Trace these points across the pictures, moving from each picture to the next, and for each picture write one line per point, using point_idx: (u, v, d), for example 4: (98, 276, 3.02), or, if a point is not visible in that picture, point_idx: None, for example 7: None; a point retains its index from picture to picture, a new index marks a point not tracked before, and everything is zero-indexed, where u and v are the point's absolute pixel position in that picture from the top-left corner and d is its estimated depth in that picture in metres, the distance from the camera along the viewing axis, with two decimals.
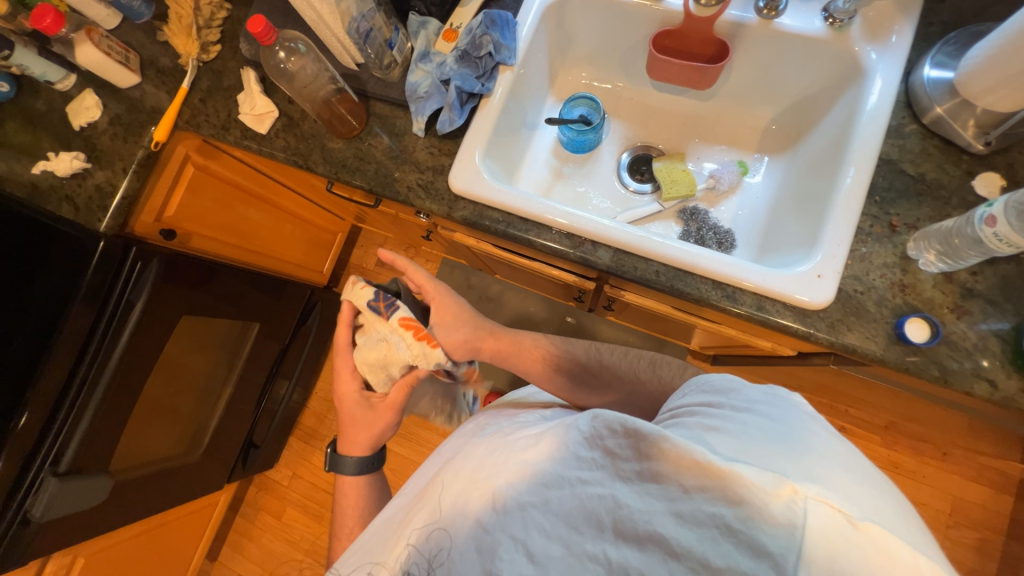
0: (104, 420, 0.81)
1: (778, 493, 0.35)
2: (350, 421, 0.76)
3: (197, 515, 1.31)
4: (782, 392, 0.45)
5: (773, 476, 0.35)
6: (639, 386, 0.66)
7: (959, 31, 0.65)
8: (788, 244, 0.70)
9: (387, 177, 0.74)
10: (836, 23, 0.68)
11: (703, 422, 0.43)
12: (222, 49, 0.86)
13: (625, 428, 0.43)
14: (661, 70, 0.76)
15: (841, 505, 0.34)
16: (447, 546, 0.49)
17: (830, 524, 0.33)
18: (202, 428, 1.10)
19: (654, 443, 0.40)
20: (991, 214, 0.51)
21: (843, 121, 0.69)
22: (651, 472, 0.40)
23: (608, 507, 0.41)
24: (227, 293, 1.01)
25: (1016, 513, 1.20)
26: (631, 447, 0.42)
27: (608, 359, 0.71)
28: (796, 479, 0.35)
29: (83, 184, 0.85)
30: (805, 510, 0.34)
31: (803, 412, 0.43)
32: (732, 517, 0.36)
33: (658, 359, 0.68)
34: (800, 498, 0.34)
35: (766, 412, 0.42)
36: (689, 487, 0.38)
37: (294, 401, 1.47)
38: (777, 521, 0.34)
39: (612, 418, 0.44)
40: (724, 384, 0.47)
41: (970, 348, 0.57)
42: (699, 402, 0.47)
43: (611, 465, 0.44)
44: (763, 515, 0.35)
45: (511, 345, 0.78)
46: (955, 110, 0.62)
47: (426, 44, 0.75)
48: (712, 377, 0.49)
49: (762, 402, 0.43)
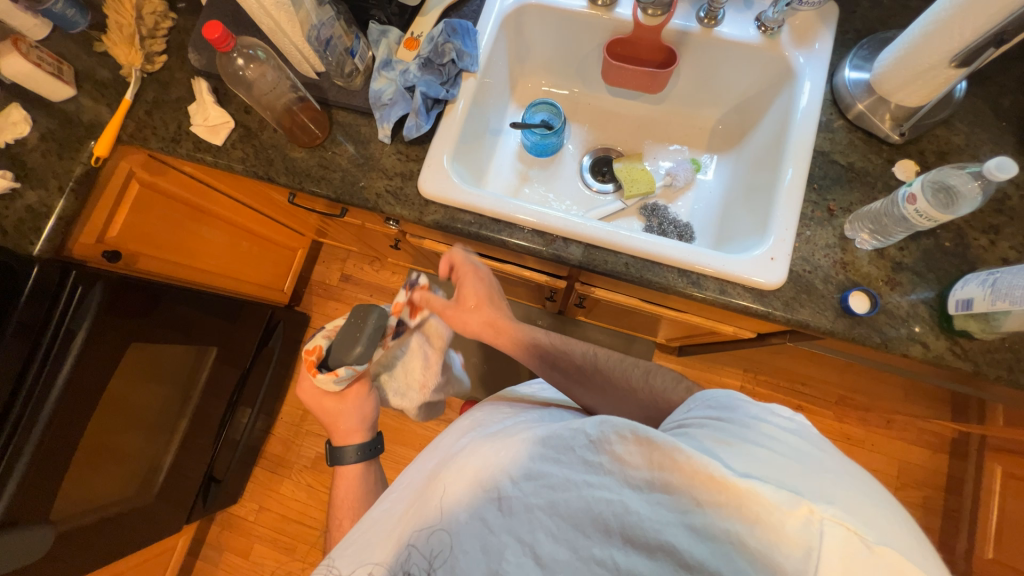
0: (44, 462, 0.73)
1: (796, 513, 0.37)
2: (336, 419, 0.79)
3: (149, 563, 1.19)
4: (788, 414, 0.49)
5: (790, 496, 0.38)
6: (632, 393, 0.68)
7: (871, 38, 0.74)
8: (741, 233, 0.76)
9: (354, 184, 0.73)
10: (768, 31, 0.75)
11: (714, 435, 0.46)
12: (169, 60, 0.83)
13: (636, 436, 0.45)
14: (615, 76, 0.81)
15: (857, 528, 0.37)
16: (448, 544, 0.50)
17: (846, 547, 0.36)
18: (155, 466, 1.01)
19: (668, 454, 0.42)
20: (911, 192, 0.57)
21: (781, 120, 0.76)
22: (662, 482, 0.43)
23: (617, 513, 0.43)
24: (177, 320, 0.94)
25: (951, 469, 1.33)
26: (641, 455, 0.44)
27: (603, 362, 0.72)
28: (812, 500, 0.38)
29: (11, 205, 0.77)
30: (822, 531, 0.36)
31: (811, 434, 0.46)
32: (747, 534, 0.38)
33: (653, 370, 0.70)
34: (817, 518, 0.37)
35: (778, 434, 0.45)
36: (702, 500, 0.40)
37: (257, 429, 1.39)
38: (793, 540, 0.37)
39: (622, 426, 0.46)
40: (728, 401, 0.50)
41: (904, 315, 0.63)
42: (708, 415, 0.50)
43: (619, 471, 0.46)
44: (779, 535, 0.37)
45: (507, 343, 0.77)
46: (874, 106, 0.70)
47: (387, 52, 0.75)
48: (716, 394, 0.53)
49: (773, 423, 0.47)
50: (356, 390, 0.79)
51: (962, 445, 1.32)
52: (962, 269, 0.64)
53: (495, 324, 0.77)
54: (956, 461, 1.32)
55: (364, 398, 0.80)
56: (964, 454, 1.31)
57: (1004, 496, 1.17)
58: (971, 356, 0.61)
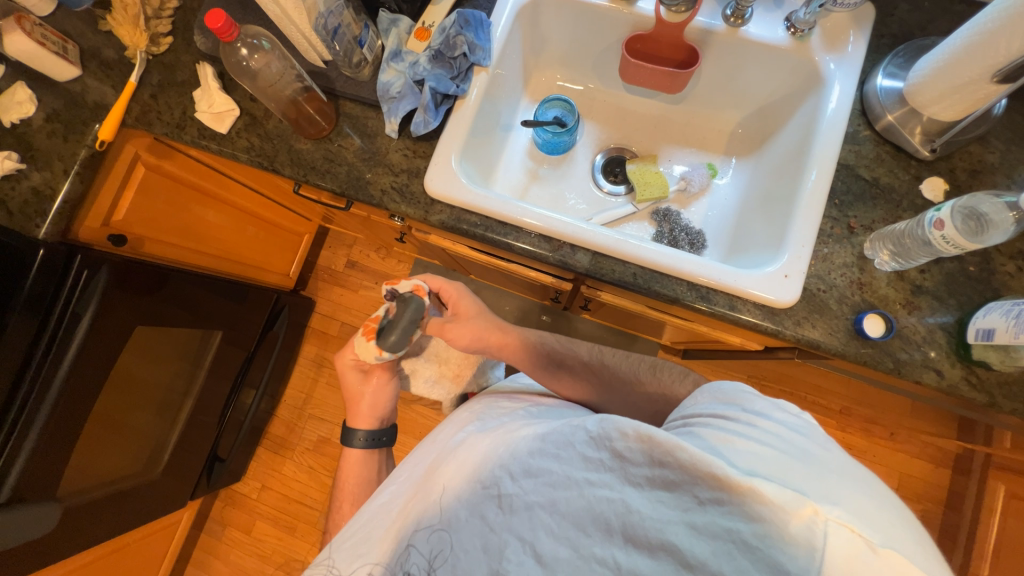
0: (51, 441, 0.74)
1: (799, 514, 0.36)
2: (355, 397, 0.81)
3: (156, 536, 1.23)
4: (793, 410, 0.47)
5: (795, 496, 0.37)
6: (638, 388, 0.68)
7: (907, 44, 0.70)
8: (755, 244, 0.73)
9: (359, 179, 0.72)
10: (798, 33, 0.71)
11: (717, 434, 0.45)
12: (174, 42, 0.81)
13: (638, 434, 0.44)
14: (633, 74, 0.77)
15: (861, 529, 0.35)
16: (447, 547, 0.50)
17: (850, 549, 0.34)
18: (160, 444, 1.03)
19: (670, 451, 0.42)
20: (939, 218, 0.55)
21: (805, 128, 0.73)
22: (662, 479, 0.42)
23: (619, 512, 0.43)
24: (186, 300, 0.94)
25: (953, 484, 1.31)
26: (642, 452, 0.44)
27: (610, 360, 0.73)
28: (816, 500, 0.36)
29: (16, 186, 0.77)
30: (825, 532, 0.35)
31: (815, 429, 0.45)
32: (749, 534, 0.37)
33: (658, 364, 0.69)
34: (821, 519, 0.36)
35: (781, 430, 0.44)
36: (704, 498, 0.40)
37: (261, 410, 1.41)
38: (796, 540, 0.36)
39: (624, 423, 0.46)
40: (736, 397, 0.49)
41: (920, 340, 0.61)
42: (713, 412, 0.48)
43: (620, 469, 0.45)
44: (783, 535, 0.36)
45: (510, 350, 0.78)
46: (904, 118, 0.67)
47: (397, 42, 0.73)
48: (726, 385, 0.52)
49: (777, 418, 0.45)
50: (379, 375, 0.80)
51: (966, 461, 1.30)
52: (985, 296, 0.62)
53: (500, 327, 0.79)
54: (958, 476, 1.30)
55: (385, 385, 0.81)
56: (967, 470, 1.30)
57: (1005, 516, 1.15)
58: (987, 388, 0.59)
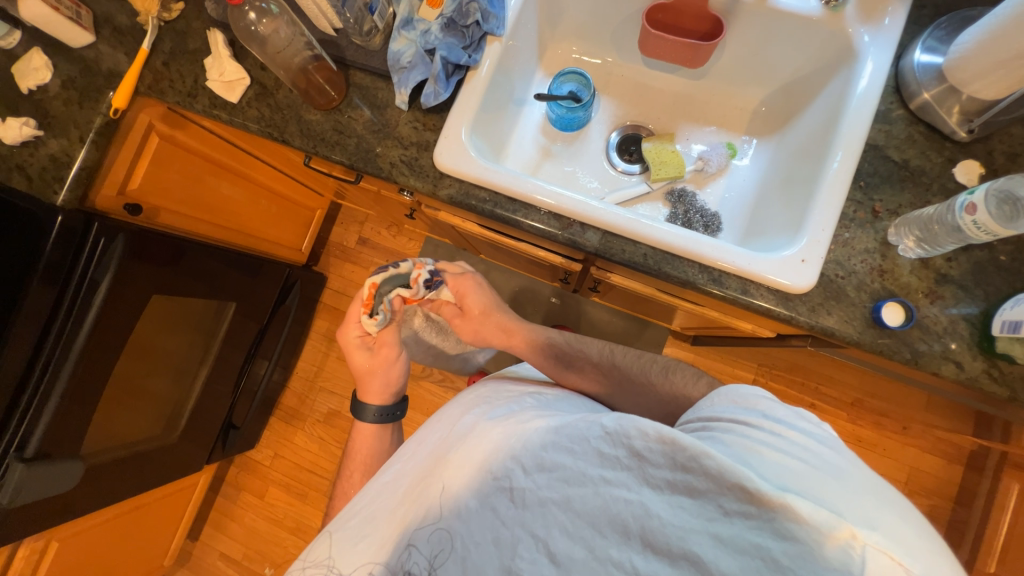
0: (73, 403, 0.76)
1: (836, 536, 0.35)
2: (363, 376, 0.81)
3: (174, 497, 1.28)
4: (814, 418, 0.46)
5: (832, 517, 0.36)
6: (649, 389, 0.67)
7: (950, 16, 0.66)
8: (773, 228, 0.71)
9: (369, 152, 0.71)
10: (833, 2, 0.67)
11: (741, 441, 0.44)
12: (185, 7, 0.80)
13: (660, 435, 0.44)
14: (653, 47, 0.74)
15: (902, 557, 0.34)
16: (459, 546, 0.50)
17: None
18: (178, 409, 1.07)
19: (694, 457, 0.41)
20: (971, 201, 0.52)
21: (832, 107, 0.69)
22: (685, 485, 0.42)
23: (637, 515, 0.43)
24: (202, 273, 0.95)
25: (964, 481, 1.29)
26: (663, 454, 0.43)
27: (621, 360, 0.72)
28: (855, 523, 0.36)
29: (36, 153, 0.78)
30: (863, 557, 0.34)
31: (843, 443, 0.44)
32: (780, 552, 0.37)
33: (671, 366, 0.68)
34: (858, 544, 0.35)
35: (807, 441, 0.43)
36: (730, 509, 0.39)
37: (274, 381, 1.44)
38: (831, 563, 0.35)
39: (645, 422, 0.45)
40: (757, 402, 0.48)
41: (941, 331, 0.59)
42: (735, 417, 0.47)
43: (639, 468, 0.45)
44: (817, 557, 0.35)
45: (521, 345, 0.81)
46: (942, 96, 0.63)
47: (409, 9, 0.69)
48: (744, 388, 0.51)
49: (802, 429, 0.44)
50: (386, 352, 0.80)
51: (980, 459, 1.28)
52: (1014, 287, 0.59)
53: (506, 328, 0.82)
54: (970, 473, 1.28)
55: (395, 362, 0.81)
56: (981, 468, 1.27)
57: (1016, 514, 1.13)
58: (1009, 382, 0.57)
